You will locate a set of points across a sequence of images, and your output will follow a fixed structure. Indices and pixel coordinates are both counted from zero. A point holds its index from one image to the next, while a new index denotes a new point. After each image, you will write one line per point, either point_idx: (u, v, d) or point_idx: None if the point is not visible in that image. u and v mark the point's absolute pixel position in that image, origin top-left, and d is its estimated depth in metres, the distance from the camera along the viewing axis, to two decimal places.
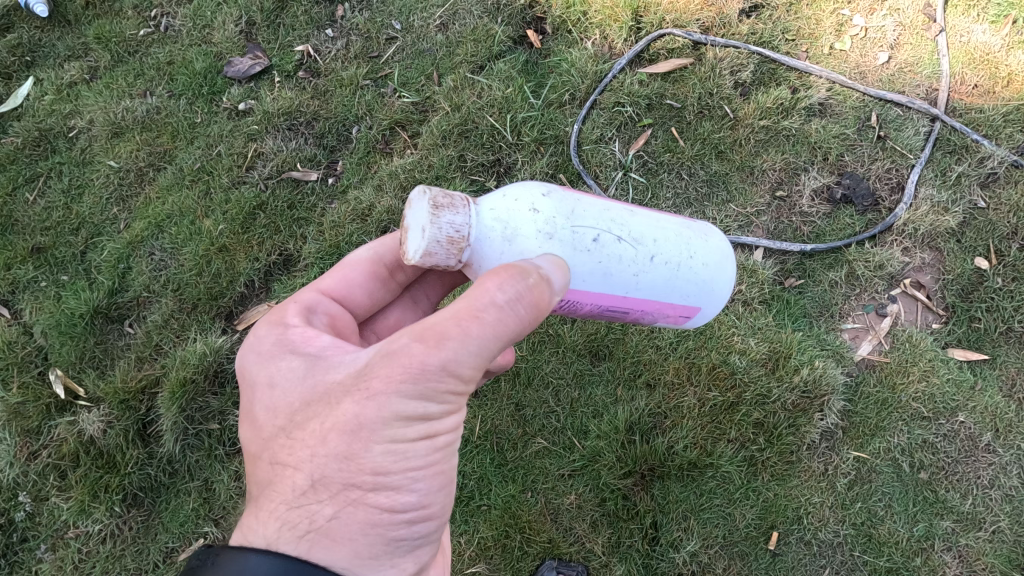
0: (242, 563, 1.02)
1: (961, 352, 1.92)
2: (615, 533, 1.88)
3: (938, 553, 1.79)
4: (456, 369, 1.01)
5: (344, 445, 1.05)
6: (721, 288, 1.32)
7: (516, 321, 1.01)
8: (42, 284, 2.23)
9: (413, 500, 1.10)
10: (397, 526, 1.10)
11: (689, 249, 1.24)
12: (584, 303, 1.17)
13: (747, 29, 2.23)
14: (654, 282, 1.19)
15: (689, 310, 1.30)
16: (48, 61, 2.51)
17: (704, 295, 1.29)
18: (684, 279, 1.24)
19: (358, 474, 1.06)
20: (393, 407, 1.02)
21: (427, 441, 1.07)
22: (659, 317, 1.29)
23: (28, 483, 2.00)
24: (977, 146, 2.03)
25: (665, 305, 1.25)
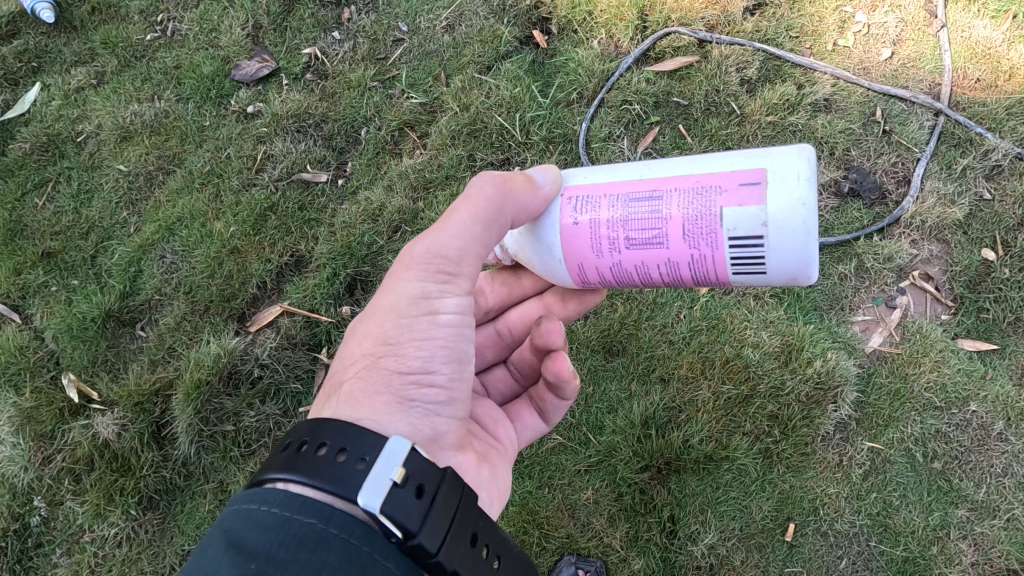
0: (312, 428, 1.00)
1: (970, 342, 1.94)
2: (633, 527, 1.90)
3: (954, 542, 1.80)
4: (443, 250, 1.13)
5: (368, 331, 1.17)
6: (791, 151, 1.06)
7: (487, 201, 1.14)
8: (53, 289, 2.23)
9: (420, 365, 1.13)
10: (406, 389, 1.12)
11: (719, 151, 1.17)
12: (594, 198, 1.16)
13: (751, 27, 2.25)
14: (670, 165, 1.14)
15: (749, 178, 1.05)
16: (55, 66, 2.52)
17: (756, 160, 1.07)
18: (711, 154, 1.12)
19: (377, 349, 1.14)
20: (399, 289, 1.15)
21: (431, 316, 1.14)
22: (711, 194, 1.07)
23: (43, 487, 2.01)
24: (981, 139, 2.05)
25: (697, 175, 1.09)
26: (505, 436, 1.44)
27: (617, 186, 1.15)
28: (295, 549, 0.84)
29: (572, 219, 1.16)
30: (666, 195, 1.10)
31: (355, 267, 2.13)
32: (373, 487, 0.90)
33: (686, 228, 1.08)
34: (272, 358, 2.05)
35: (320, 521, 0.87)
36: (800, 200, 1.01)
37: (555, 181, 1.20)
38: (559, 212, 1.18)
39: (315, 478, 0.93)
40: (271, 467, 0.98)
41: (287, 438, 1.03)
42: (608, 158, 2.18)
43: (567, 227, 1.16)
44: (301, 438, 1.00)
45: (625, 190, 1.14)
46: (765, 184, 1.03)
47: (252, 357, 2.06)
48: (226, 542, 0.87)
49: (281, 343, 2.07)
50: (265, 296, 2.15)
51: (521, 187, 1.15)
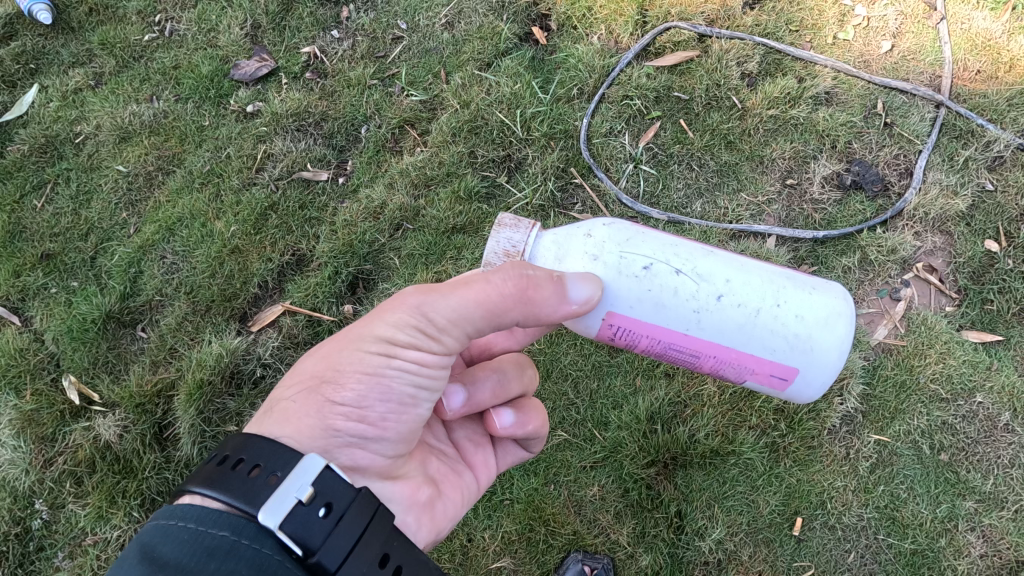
0: (239, 442, 0.99)
1: (975, 334, 1.93)
2: (640, 523, 1.89)
3: (962, 534, 1.79)
4: (431, 313, 1.10)
5: (328, 353, 1.16)
6: (827, 356, 1.15)
7: (500, 295, 1.08)
8: (52, 291, 2.22)
9: (357, 401, 1.11)
10: (336, 418, 1.11)
11: (777, 298, 1.15)
12: (638, 333, 1.17)
13: (751, 21, 2.24)
14: (719, 322, 1.14)
15: (781, 370, 1.17)
16: (52, 68, 2.50)
17: (795, 356, 1.15)
18: (763, 325, 1.13)
19: (325, 374, 1.14)
20: (374, 331, 1.13)
21: (391, 360, 1.11)
22: (743, 369, 1.19)
23: (44, 490, 1.99)
24: (982, 131, 2.04)
25: (739, 352, 1.16)
26: (480, 463, 1.46)
27: (665, 330, 1.16)
28: (204, 559, 0.82)
29: (611, 336, 1.21)
30: (704, 357, 1.18)
31: (356, 265, 2.13)
32: (277, 505, 0.88)
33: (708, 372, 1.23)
34: (275, 357, 2.06)
35: (232, 533, 0.86)
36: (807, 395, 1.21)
37: (589, 300, 1.08)
38: (599, 329, 1.20)
39: (225, 495, 0.90)
40: (189, 484, 0.95)
41: (209, 454, 1.00)
42: (610, 153, 2.18)
43: (605, 339, 1.22)
44: (224, 452, 0.98)
45: (670, 337, 1.16)
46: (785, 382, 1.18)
47: (255, 356, 2.07)
48: (135, 554, 0.83)
49: (283, 342, 2.07)
50: (267, 295, 2.14)
51: (544, 295, 1.06)
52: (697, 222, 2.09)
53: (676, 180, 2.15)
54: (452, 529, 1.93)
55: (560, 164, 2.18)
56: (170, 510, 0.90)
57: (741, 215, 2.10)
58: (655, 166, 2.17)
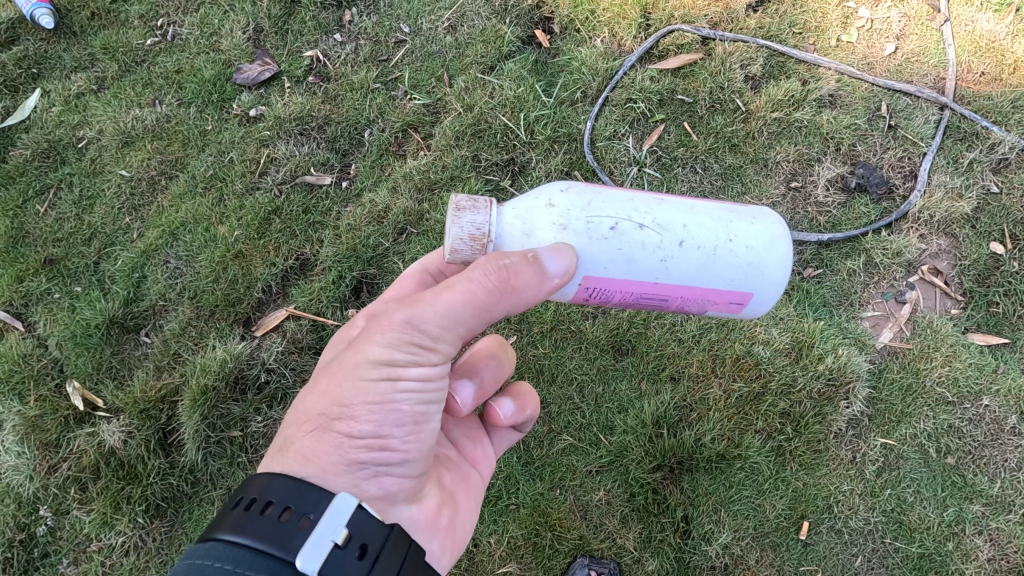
0: (264, 484, 1.01)
1: (981, 336, 1.93)
2: (646, 528, 1.89)
3: (970, 537, 1.79)
4: (422, 325, 1.07)
5: (328, 385, 1.15)
6: (776, 277, 1.19)
7: (486, 292, 1.04)
8: (55, 296, 2.21)
9: (374, 430, 1.11)
10: (357, 452, 1.11)
11: (727, 232, 1.17)
12: (610, 290, 1.17)
13: (755, 23, 2.24)
14: (684, 266, 1.14)
15: (738, 297, 1.19)
16: (55, 72, 2.50)
17: (749, 282, 1.18)
18: (720, 258, 1.15)
19: (330, 407, 1.13)
20: (368, 354, 1.10)
21: (395, 382, 1.10)
22: (705, 302, 1.21)
23: (48, 496, 1.98)
24: (987, 132, 2.04)
25: (702, 289, 1.17)
26: (480, 455, 1.51)
27: (635, 284, 1.16)
28: None
29: (586, 297, 1.19)
30: (670, 299, 1.19)
31: (360, 270, 2.13)
32: (313, 548, 0.92)
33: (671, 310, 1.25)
34: (279, 362, 2.05)
35: None
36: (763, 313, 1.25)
37: (567, 269, 1.05)
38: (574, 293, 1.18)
39: (256, 539, 0.93)
40: (214, 529, 0.97)
41: (237, 494, 1.03)
42: (614, 156, 2.17)
43: (580, 301, 1.20)
44: (250, 495, 1.01)
45: (640, 289, 1.16)
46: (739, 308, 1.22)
47: (259, 361, 2.06)
48: None
49: (287, 347, 2.07)
50: (271, 300, 2.14)
51: (524, 278, 1.03)
52: None
53: (680, 183, 2.15)
54: None
55: (564, 168, 2.17)
56: (205, 553, 0.93)
57: None
58: (659, 169, 2.16)
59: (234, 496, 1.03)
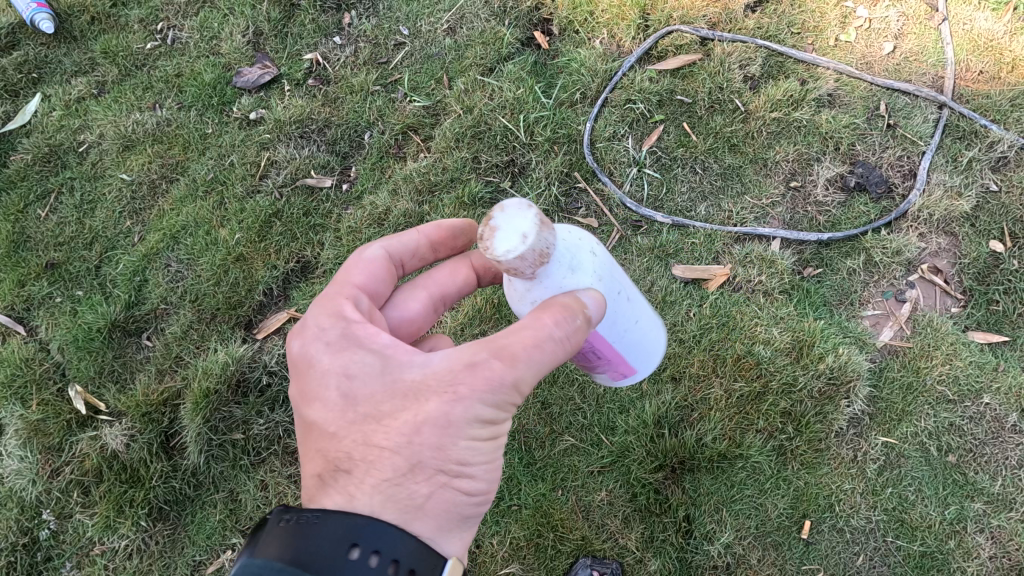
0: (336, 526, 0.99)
1: (981, 334, 1.93)
2: (648, 528, 1.89)
3: (971, 535, 1.79)
4: (522, 385, 1.10)
5: (435, 439, 1.09)
6: (650, 356, 1.54)
7: (567, 353, 1.12)
8: (57, 300, 2.22)
9: (480, 486, 1.16)
10: (467, 508, 1.15)
11: (642, 316, 1.46)
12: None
13: (753, 23, 2.24)
14: (619, 339, 1.39)
15: (620, 365, 1.50)
16: (55, 76, 2.51)
17: (635, 355, 1.50)
18: (633, 334, 1.44)
19: (444, 463, 1.10)
20: (476, 411, 1.09)
21: (492, 438, 1.14)
22: (600, 362, 1.46)
23: (51, 500, 1.99)
24: (986, 131, 2.04)
25: (614, 353, 1.42)
26: None
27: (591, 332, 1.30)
28: None
29: None
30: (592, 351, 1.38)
31: None
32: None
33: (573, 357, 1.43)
34: (280, 365, 2.05)
35: None
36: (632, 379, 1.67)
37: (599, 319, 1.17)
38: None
39: None
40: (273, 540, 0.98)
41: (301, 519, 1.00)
42: (614, 157, 2.18)
43: None
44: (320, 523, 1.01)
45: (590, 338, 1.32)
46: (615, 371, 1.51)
47: (260, 364, 2.07)
48: None
49: None
50: (272, 302, 2.15)
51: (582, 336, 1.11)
52: (701, 225, 2.09)
53: (680, 183, 2.15)
54: None
55: (564, 169, 2.18)
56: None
57: (745, 217, 2.10)
58: (658, 170, 2.17)
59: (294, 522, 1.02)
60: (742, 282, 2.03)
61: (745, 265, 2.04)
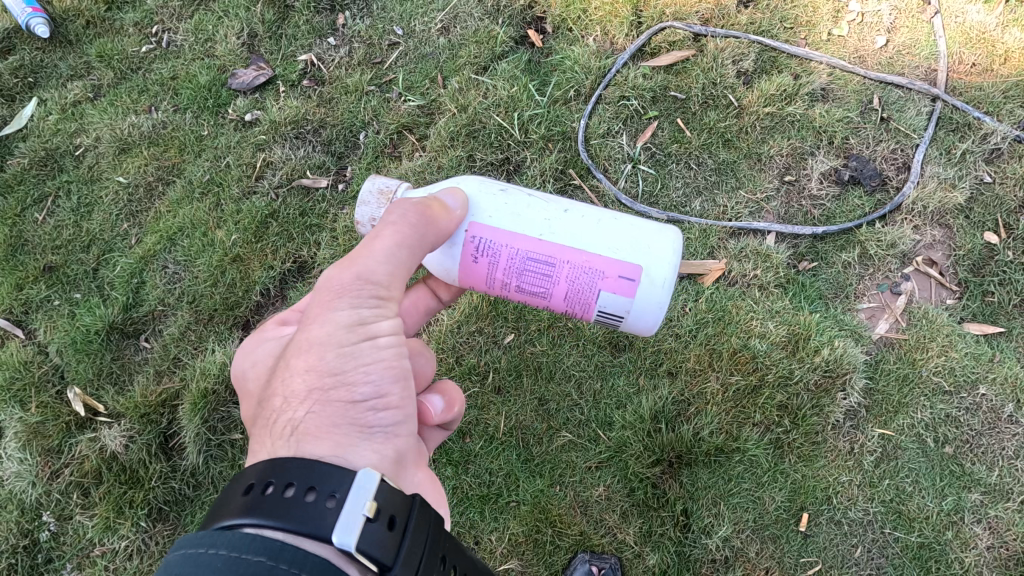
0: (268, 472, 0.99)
1: (977, 326, 1.94)
2: (646, 522, 1.90)
3: (969, 526, 1.80)
4: (371, 275, 1.20)
5: (307, 360, 1.16)
6: (664, 257, 1.30)
7: (414, 232, 1.22)
8: (55, 303, 2.23)
9: (372, 389, 1.17)
10: (364, 415, 1.15)
11: (606, 214, 1.35)
12: (496, 246, 1.32)
13: (746, 19, 2.24)
14: (566, 226, 1.32)
15: (626, 271, 1.29)
16: (51, 81, 2.51)
17: (637, 253, 1.30)
18: (610, 227, 1.32)
19: (320, 377, 1.15)
20: (338, 317, 1.18)
21: (371, 339, 1.19)
22: (595, 276, 1.30)
23: (50, 502, 2.00)
24: (979, 123, 2.05)
25: (591, 254, 1.30)
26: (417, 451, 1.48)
27: (518, 238, 1.31)
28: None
29: (474, 257, 1.34)
30: (558, 264, 1.31)
31: None
32: (346, 524, 0.92)
33: (566, 294, 1.33)
34: None
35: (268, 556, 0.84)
36: (655, 300, 1.31)
37: (463, 203, 1.31)
38: (463, 248, 1.34)
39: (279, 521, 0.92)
40: (225, 517, 0.95)
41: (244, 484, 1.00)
42: (608, 153, 2.19)
43: (468, 262, 1.35)
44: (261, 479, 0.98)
45: (525, 245, 1.31)
46: (637, 283, 1.29)
47: None
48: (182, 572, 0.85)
49: None
50: (270, 302, 2.16)
51: (439, 219, 1.26)
52: (697, 220, 2.09)
53: (675, 179, 2.16)
54: (460, 531, 1.96)
55: (559, 166, 2.18)
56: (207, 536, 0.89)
57: (740, 212, 2.10)
58: (653, 166, 2.18)
59: (245, 485, 0.99)
60: (737, 277, 2.03)
61: (740, 260, 2.05)
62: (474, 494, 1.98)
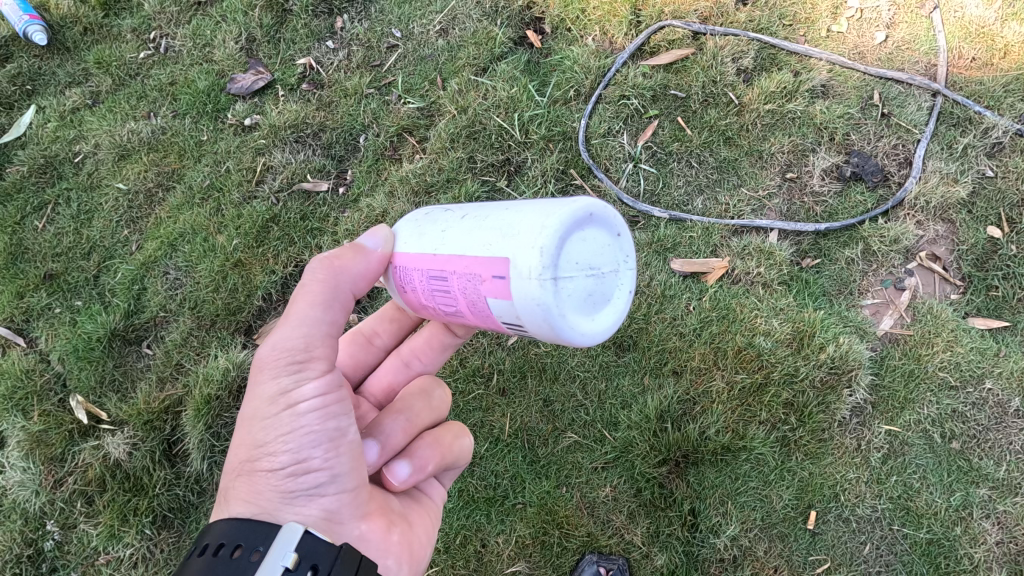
0: (218, 534, 1.07)
1: (981, 320, 1.93)
2: (654, 523, 1.89)
3: (977, 521, 1.79)
4: (284, 342, 1.19)
5: (242, 430, 1.22)
6: (533, 238, 0.98)
7: (320, 284, 1.23)
8: (56, 311, 2.22)
9: (293, 456, 1.16)
10: (285, 483, 1.16)
11: (505, 206, 1.11)
12: (410, 270, 1.21)
13: (745, 16, 2.24)
14: (456, 235, 1.13)
15: (496, 268, 1.02)
16: (49, 88, 2.50)
17: (509, 243, 1.01)
18: (492, 221, 1.08)
19: (251, 450, 1.19)
20: (260, 389, 1.19)
21: (292, 408, 1.17)
22: (474, 281, 1.06)
23: (54, 511, 1.99)
24: (980, 118, 2.05)
25: (469, 256, 1.07)
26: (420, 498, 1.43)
27: (422, 258, 1.18)
28: None
29: (402, 289, 1.25)
30: (448, 276, 1.11)
31: None
32: None
33: (471, 308, 1.10)
34: None
35: None
36: (533, 297, 0.97)
37: (386, 241, 1.28)
38: (394, 280, 1.28)
39: None
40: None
41: (197, 546, 1.06)
42: (609, 153, 2.18)
43: (402, 294, 1.26)
44: (204, 540, 1.08)
45: (426, 263, 1.17)
46: (507, 279, 1.00)
47: None
48: None
49: None
50: (272, 307, 2.15)
51: (348, 260, 1.26)
52: (699, 219, 2.08)
53: (676, 178, 2.15)
54: (465, 535, 1.95)
55: (560, 166, 2.18)
56: None
57: (742, 210, 2.10)
58: (655, 164, 2.17)
59: (196, 545, 1.07)
60: (741, 275, 2.03)
61: (743, 257, 2.04)
62: (480, 496, 1.97)
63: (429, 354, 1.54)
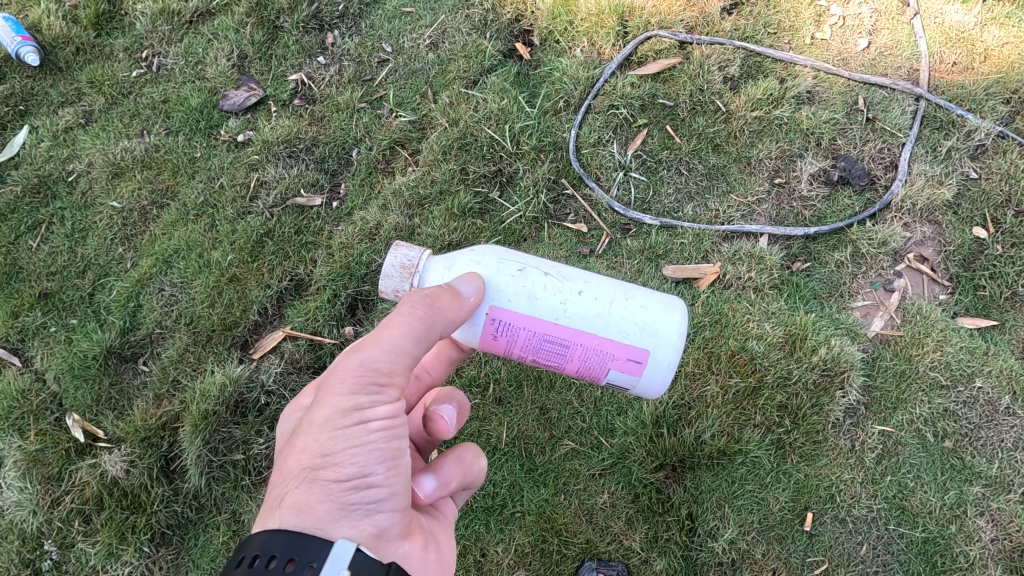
0: (264, 542, 1.08)
1: (970, 320, 1.96)
2: (652, 528, 1.90)
3: (972, 519, 1.81)
4: (374, 363, 1.17)
5: (302, 441, 1.17)
6: (671, 338, 1.30)
7: (417, 318, 1.20)
8: (52, 330, 2.22)
9: (359, 470, 1.14)
10: (346, 495, 1.13)
11: (622, 291, 1.34)
12: (515, 327, 1.31)
13: (730, 25, 2.28)
14: (580, 310, 1.31)
15: (636, 354, 1.30)
16: (42, 108, 2.52)
17: (648, 338, 1.30)
18: (621, 309, 1.31)
19: (312, 460, 1.15)
20: (334, 403, 1.16)
21: (365, 425, 1.15)
22: (605, 359, 1.31)
23: (52, 531, 1.98)
24: (963, 120, 2.08)
25: (603, 337, 1.30)
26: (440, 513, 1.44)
27: (535, 320, 1.30)
28: None
29: (492, 336, 1.34)
30: (571, 346, 1.31)
31: (355, 287, 2.15)
32: None
33: (578, 369, 1.35)
34: (277, 383, 2.07)
35: None
36: (661, 379, 1.33)
37: (478, 291, 1.28)
38: (481, 327, 1.33)
39: None
40: None
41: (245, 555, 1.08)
42: (600, 162, 2.21)
43: (487, 339, 1.35)
44: (253, 552, 1.07)
45: (541, 327, 1.31)
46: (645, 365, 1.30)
47: (258, 384, 2.08)
48: None
49: (286, 367, 2.10)
50: (267, 321, 2.16)
51: (447, 303, 1.22)
52: (689, 225, 2.11)
53: (666, 185, 2.17)
54: (465, 545, 1.95)
55: (552, 176, 2.20)
56: None
57: (732, 216, 2.12)
58: (645, 172, 2.20)
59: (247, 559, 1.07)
60: (732, 279, 2.05)
61: (734, 262, 2.06)
62: (479, 506, 1.97)
63: (438, 370, 1.62)
